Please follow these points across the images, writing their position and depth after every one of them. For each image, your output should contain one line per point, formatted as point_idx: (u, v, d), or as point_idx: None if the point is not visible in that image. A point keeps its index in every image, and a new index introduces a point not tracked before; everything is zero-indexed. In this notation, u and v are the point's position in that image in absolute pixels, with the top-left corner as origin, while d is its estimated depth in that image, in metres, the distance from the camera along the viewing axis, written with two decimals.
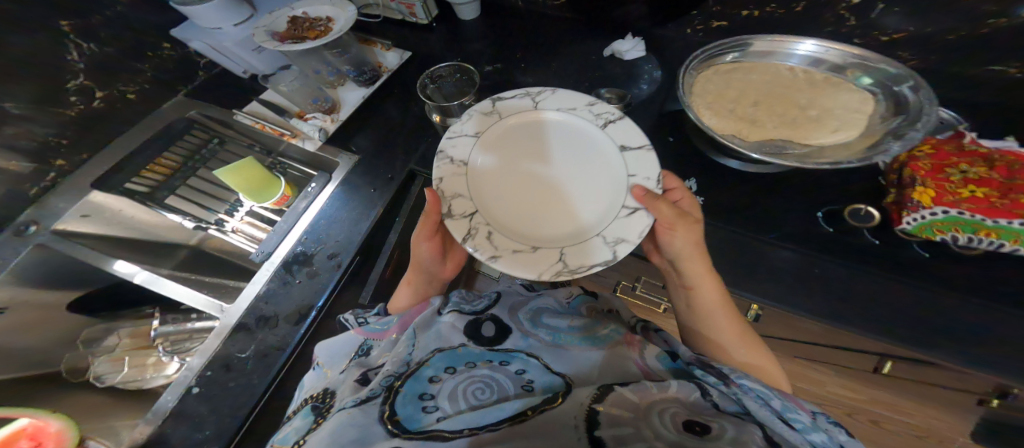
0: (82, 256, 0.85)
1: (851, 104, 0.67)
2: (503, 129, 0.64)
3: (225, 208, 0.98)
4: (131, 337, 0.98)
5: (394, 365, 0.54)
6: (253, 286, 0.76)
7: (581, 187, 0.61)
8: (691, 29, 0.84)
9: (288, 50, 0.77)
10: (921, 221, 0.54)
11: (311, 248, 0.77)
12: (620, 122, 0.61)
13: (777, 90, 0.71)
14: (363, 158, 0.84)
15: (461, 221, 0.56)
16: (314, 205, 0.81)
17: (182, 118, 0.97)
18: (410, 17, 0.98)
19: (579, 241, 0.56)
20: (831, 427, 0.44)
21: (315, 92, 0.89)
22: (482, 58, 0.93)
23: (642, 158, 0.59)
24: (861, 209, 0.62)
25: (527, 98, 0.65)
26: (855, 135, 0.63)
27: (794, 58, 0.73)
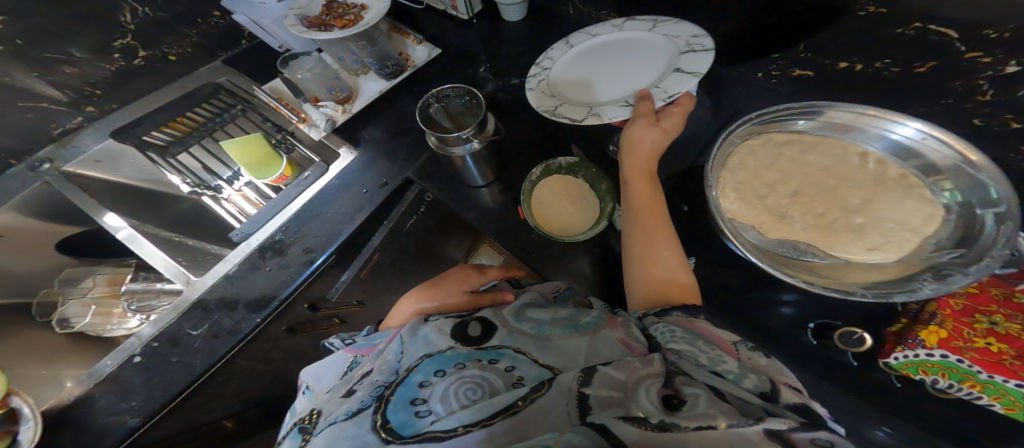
0: (73, 196, 0.83)
1: (911, 218, 0.48)
2: (619, 37, 0.70)
3: (227, 174, 0.93)
4: (106, 282, 0.87)
5: (382, 377, 0.47)
6: (225, 265, 0.72)
7: (626, 84, 0.64)
8: (764, 74, 0.66)
9: (312, 37, 0.74)
10: (909, 356, 0.47)
11: (290, 237, 0.73)
12: (696, 53, 0.59)
13: (821, 178, 0.53)
14: (364, 154, 0.80)
15: (537, 70, 0.70)
16: (304, 195, 0.77)
17: (210, 83, 0.92)
18: (451, 10, 0.91)
19: (578, 105, 0.64)
20: (750, 354, 0.42)
21: (331, 80, 0.84)
22: (520, 61, 0.83)
23: (681, 81, 0.58)
24: (854, 331, 0.51)
25: (649, 23, 0.68)
26: (894, 261, 0.46)
27: (880, 141, 0.52)
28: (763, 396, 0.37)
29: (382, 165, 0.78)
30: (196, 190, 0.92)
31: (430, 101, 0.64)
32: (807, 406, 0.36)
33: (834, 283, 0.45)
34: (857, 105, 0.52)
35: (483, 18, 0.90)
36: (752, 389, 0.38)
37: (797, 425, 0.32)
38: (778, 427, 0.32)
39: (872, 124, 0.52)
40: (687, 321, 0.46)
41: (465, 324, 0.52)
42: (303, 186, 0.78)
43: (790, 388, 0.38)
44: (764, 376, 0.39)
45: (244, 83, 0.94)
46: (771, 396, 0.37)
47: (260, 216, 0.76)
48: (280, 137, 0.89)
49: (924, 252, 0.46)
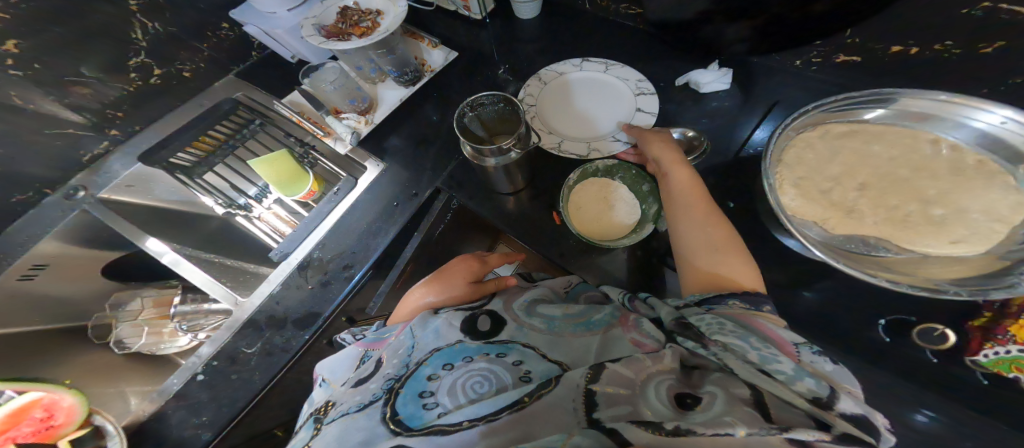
0: (117, 225, 0.86)
1: (997, 207, 0.46)
2: (580, 78, 0.76)
3: (253, 191, 0.96)
4: (153, 304, 0.93)
5: (391, 370, 0.50)
6: (268, 285, 0.75)
7: (602, 118, 0.71)
8: (802, 62, 0.64)
9: (333, 47, 0.76)
10: (1000, 355, 0.45)
11: (328, 255, 0.76)
12: (650, 96, 0.70)
13: (891, 168, 0.51)
14: (390, 167, 0.82)
15: (524, 106, 0.73)
16: (338, 209, 0.80)
17: (229, 99, 0.92)
18: (463, 10, 0.91)
19: (572, 139, 0.70)
20: (816, 359, 0.38)
21: (354, 92, 0.86)
22: (539, 61, 0.83)
23: (643, 118, 0.69)
24: (936, 327, 0.49)
25: (602, 64, 0.76)
26: (982, 253, 0.44)
27: (958, 131, 0.50)
28: (815, 404, 0.33)
29: (409, 177, 0.80)
30: (229, 211, 0.94)
31: (466, 111, 0.62)
32: (870, 422, 0.33)
33: (918, 283, 0.43)
34: (937, 93, 0.50)
35: (497, 17, 0.90)
36: (804, 394, 0.34)
37: (834, 438, 0.30)
38: (805, 440, 0.29)
39: (953, 112, 0.50)
40: (742, 313, 0.43)
41: (473, 319, 0.54)
42: (334, 202, 0.80)
43: (853, 400, 0.34)
44: (824, 382, 0.35)
45: (264, 98, 0.95)
46: (827, 404, 0.33)
47: (294, 233, 0.79)
48: (304, 152, 0.91)
49: (1014, 243, 0.43)
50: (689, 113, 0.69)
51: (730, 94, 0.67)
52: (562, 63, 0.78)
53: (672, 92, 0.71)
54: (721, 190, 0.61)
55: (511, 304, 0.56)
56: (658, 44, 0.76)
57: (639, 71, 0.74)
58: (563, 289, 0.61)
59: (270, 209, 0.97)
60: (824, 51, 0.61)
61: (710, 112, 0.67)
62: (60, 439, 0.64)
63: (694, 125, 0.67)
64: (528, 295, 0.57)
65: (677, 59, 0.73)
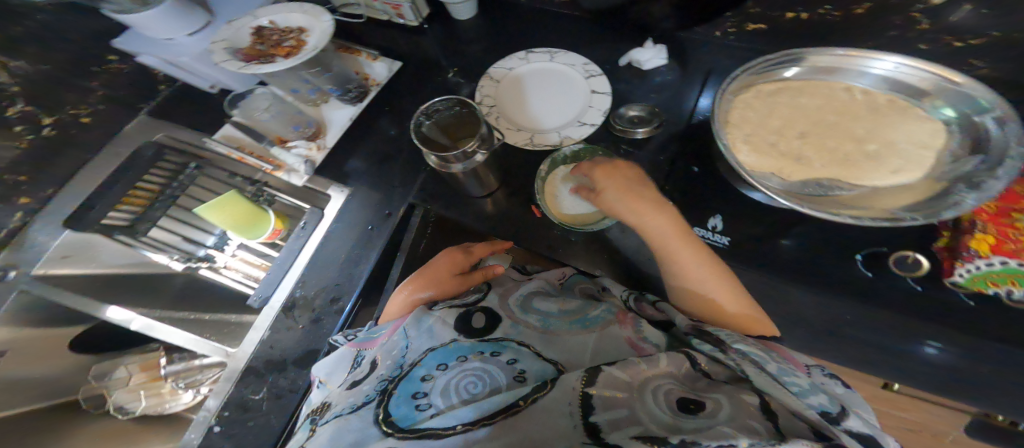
0: (65, 300, 0.82)
1: (918, 135, 0.53)
2: (529, 70, 0.78)
3: (212, 240, 0.93)
4: (141, 369, 0.96)
5: (386, 371, 0.50)
6: (257, 331, 0.76)
7: (562, 105, 0.73)
8: (721, 32, 0.69)
9: (255, 72, 0.68)
10: (975, 273, 0.46)
11: (312, 291, 0.75)
12: (600, 77, 0.72)
13: (824, 116, 0.57)
14: (356, 191, 0.81)
15: (484, 109, 0.75)
16: (310, 242, 0.80)
17: (148, 143, 0.87)
18: (397, 18, 0.91)
19: (539, 132, 0.71)
20: (826, 381, 0.42)
21: (296, 118, 0.84)
22: (486, 60, 0.84)
23: (600, 99, 0.71)
24: (908, 254, 0.51)
25: (547, 54, 0.78)
26: (920, 178, 0.50)
27: (865, 78, 0.57)
28: (822, 415, 0.34)
29: (379, 199, 0.79)
30: (190, 264, 0.91)
31: (421, 120, 0.63)
32: (872, 440, 0.33)
33: (881, 215, 0.47)
34: (835, 49, 0.57)
35: (435, 22, 0.90)
36: (814, 406, 0.35)
37: None
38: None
39: (854, 64, 0.57)
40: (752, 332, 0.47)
41: (469, 315, 0.56)
42: (304, 238, 0.81)
43: (858, 419, 0.35)
44: (834, 400, 0.36)
45: (192, 137, 0.89)
46: (835, 419, 0.34)
47: (269, 277, 0.79)
48: (257, 190, 0.89)
49: (944, 164, 0.50)
50: (636, 91, 0.72)
51: (669, 68, 0.71)
52: (508, 58, 0.80)
53: (617, 72, 0.74)
54: (684, 155, 0.64)
55: (507, 299, 0.59)
56: (595, 28, 0.79)
57: (583, 56, 0.76)
58: (557, 283, 0.66)
59: (237, 255, 0.93)
60: (735, 21, 0.67)
61: (656, 88, 0.71)
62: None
63: (646, 100, 0.70)
64: (524, 289, 0.61)
65: (614, 40, 0.77)
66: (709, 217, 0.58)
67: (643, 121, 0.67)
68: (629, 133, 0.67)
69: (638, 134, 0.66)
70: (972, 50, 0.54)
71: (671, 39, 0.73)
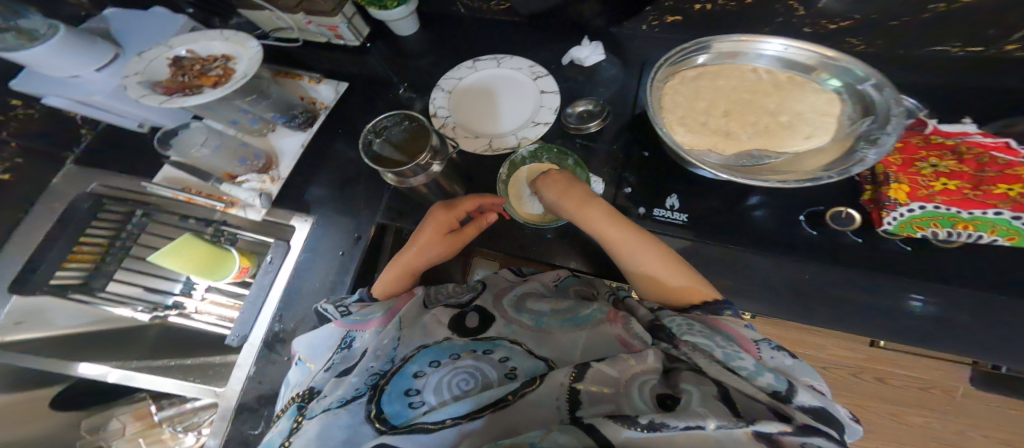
0: (31, 362, 0.76)
1: (820, 105, 0.56)
2: (478, 77, 0.79)
3: (179, 287, 0.92)
4: (134, 418, 1.00)
5: (377, 363, 0.49)
6: (240, 369, 0.73)
7: (514, 108, 0.74)
8: (647, 26, 0.73)
9: (182, 104, 0.65)
10: (900, 219, 0.49)
11: (291, 323, 0.74)
12: (546, 77, 0.74)
13: (739, 96, 0.60)
14: (322, 218, 0.80)
15: (440, 121, 0.76)
16: (280, 277, 0.77)
17: (85, 195, 0.82)
18: (337, 39, 0.89)
19: (496, 137, 0.72)
20: (774, 354, 0.43)
21: (241, 150, 0.80)
22: (435, 73, 0.84)
23: (549, 98, 0.73)
24: (842, 211, 0.55)
25: (493, 60, 0.79)
26: (829, 142, 0.54)
27: (760, 59, 0.61)
28: (773, 395, 0.36)
29: (349, 221, 0.78)
30: (155, 314, 0.89)
31: (371, 138, 0.63)
32: (823, 413, 0.35)
33: (803, 175, 0.51)
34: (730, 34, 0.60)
35: (378, 40, 0.90)
36: (764, 386, 0.37)
37: (795, 430, 0.31)
38: (771, 432, 0.31)
39: (749, 47, 0.60)
40: (711, 318, 0.47)
41: (462, 315, 0.55)
42: (272, 273, 0.78)
43: (810, 393, 0.36)
44: (781, 377, 0.38)
45: (127, 184, 0.84)
46: (785, 397, 0.36)
47: (244, 316, 0.77)
48: (215, 230, 0.87)
49: (844, 128, 0.54)
50: (584, 86, 0.74)
51: (610, 62, 0.74)
52: (456, 68, 0.81)
53: (562, 71, 0.76)
54: (635, 142, 0.66)
55: (501, 298, 0.58)
56: (535, 31, 0.81)
57: (528, 58, 0.78)
58: (552, 283, 0.61)
59: (206, 298, 0.92)
60: (657, 15, 0.70)
61: (600, 82, 0.74)
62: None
63: (594, 95, 0.73)
64: (519, 288, 0.59)
65: (555, 40, 0.79)
66: (667, 197, 0.61)
67: (592, 116, 0.70)
68: (583, 128, 0.69)
69: (590, 128, 0.69)
70: (855, 29, 0.61)
71: (607, 34, 0.76)
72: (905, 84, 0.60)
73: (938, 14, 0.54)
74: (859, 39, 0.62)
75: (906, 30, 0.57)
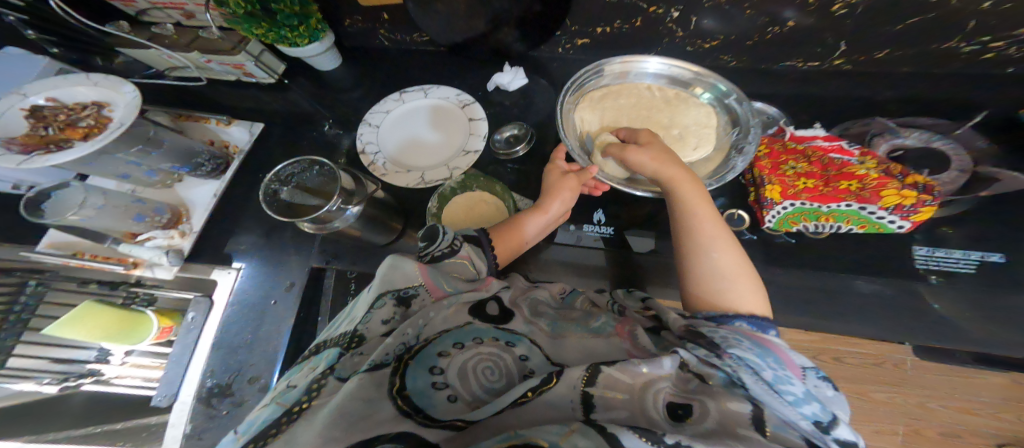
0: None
1: (705, 117, 0.62)
2: (407, 109, 0.78)
3: (94, 354, 0.83)
4: None
5: (411, 332, 0.42)
6: (175, 428, 0.65)
7: (447, 138, 0.75)
8: (561, 48, 0.77)
9: (46, 163, 0.57)
10: (778, 215, 0.55)
11: (225, 377, 0.66)
12: (472, 104, 0.75)
13: (637, 112, 0.64)
14: (250, 264, 0.73)
15: (369, 157, 0.74)
16: (206, 332, 0.71)
17: None
18: (248, 78, 0.85)
19: (430, 168, 0.72)
20: (819, 383, 0.38)
21: (135, 208, 0.71)
22: (363, 106, 0.82)
23: (477, 126, 0.74)
24: (734, 213, 0.61)
25: (419, 91, 0.79)
26: (712, 152, 0.61)
27: (648, 77, 0.66)
28: (815, 426, 0.35)
29: (281, 266, 0.72)
30: (67, 383, 0.81)
31: (277, 187, 0.59)
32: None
33: None
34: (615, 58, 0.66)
35: (298, 76, 0.87)
36: (807, 416, 0.35)
37: None
38: None
39: (635, 67, 0.66)
40: (753, 333, 0.42)
41: (481, 302, 0.47)
42: (196, 329, 0.71)
43: (850, 428, 0.35)
44: (827, 408, 0.36)
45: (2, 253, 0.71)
46: (827, 428, 0.35)
47: (170, 375, 0.72)
48: (126, 293, 0.78)
49: (725, 137, 0.61)
50: (509, 109, 0.76)
51: (530, 86, 0.77)
52: (382, 101, 0.80)
53: (488, 97, 0.78)
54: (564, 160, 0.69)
55: (516, 295, 0.52)
56: (456, 60, 0.82)
57: (453, 87, 0.79)
58: (558, 296, 0.57)
59: (127, 362, 0.85)
60: (567, 38, 0.75)
61: (524, 106, 0.76)
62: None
63: (522, 118, 0.75)
64: (533, 292, 0.54)
65: (476, 67, 0.81)
66: (592, 215, 0.64)
67: (518, 140, 0.72)
68: (510, 153, 0.71)
69: (518, 152, 0.71)
70: (722, 47, 0.68)
71: (524, 59, 0.79)
72: (787, 88, 0.68)
73: (792, 31, 0.62)
74: (731, 55, 0.69)
75: (774, 42, 0.65)
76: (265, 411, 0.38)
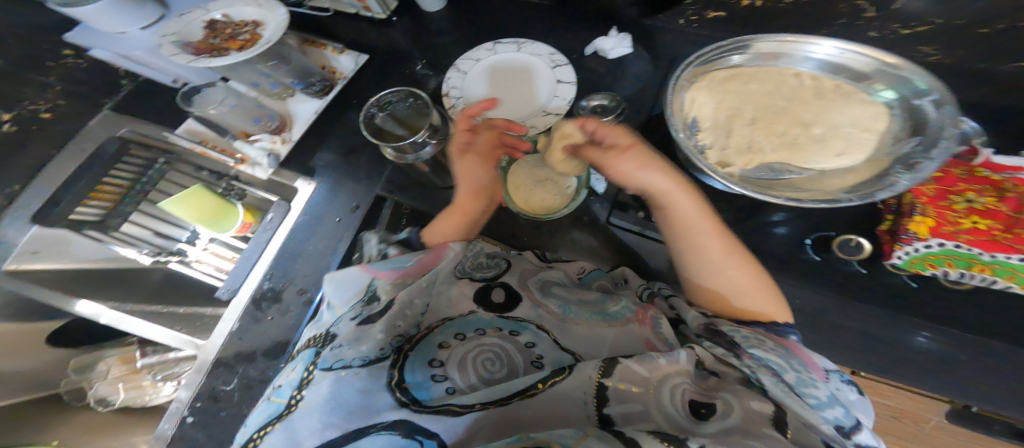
0: (36, 294, 0.75)
1: (863, 118, 0.52)
2: (497, 59, 0.76)
3: (186, 235, 0.90)
4: (121, 362, 0.91)
5: (405, 324, 0.45)
6: (225, 323, 0.73)
7: (529, 96, 0.72)
8: (684, 20, 0.69)
9: (208, 66, 0.64)
10: (913, 254, 0.48)
11: (280, 283, 0.73)
12: (565, 67, 0.72)
13: (774, 100, 0.56)
14: (325, 182, 0.78)
15: (450, 101, 0.74)
16: (277, 236, 0.78)
17: (112, 138, 0.81)
18: (364, 11, 0.86)
19: (509, 122, 0.71)
20: (841, 386, 0.43)
21: (255, 110, 0.78)
22: (458, 50, 0.82)
23: (565, 90, 0.71)
24: (852, 239, 0.54)
25: (514, 44, 0.76)
26: (863, 161, 0.50)
27: (809, 62, 0.57)
28: (836, 430, 0.36)
29: (350, 189, 0.77)
30: (159, 258, 0.87)
31: (375, 112, 0.66)
32: None
33: (819, 195, 0.48)
34: (776, 34, 0.56)
35: (403, 14, 0.87)
36: (829, 421, 0.37)
37: None
38: None
39: (795, 49, 0.57)
40: (780, 339, 0.45)
41: (486, 290, 0.53)
42: (271, 230, 0.79)
43: (873, 436, 0.37)
44: (849, 413, 0.38)
45: (151, 132, 0.82)
46: (849, 433, 0.36)
47: (238, 269, 0.79)
48: (225, 185, 0.84)
49: (886, 147, 0.50)
50: (605, 79, 0.72)
51: (635, 58, 0.72)
52: (475, 47, 0.79)
53: (582, 61, 0.74)
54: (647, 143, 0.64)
55: (526, 278, 0.56)
56: (560, 17, 0.78)
57: (550, 45, 0.75)
58: (574, 276, 0.60)
59: (208, 248, 0.90)
60: (696, 9, 0.67)
61: (623, 78, 0.71)
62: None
63: (615, 89, 0.71)
64: (543, 274, 0.57)
65: (582, 29, 0.76)
66: None
67: (606, 111, 0.68)
68: None
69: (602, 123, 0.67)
70: (926, 35, 0.55)
71: (636, 27, 0.73)
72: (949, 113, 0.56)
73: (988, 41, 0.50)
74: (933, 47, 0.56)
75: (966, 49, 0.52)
76: (264, 407, 0.42)
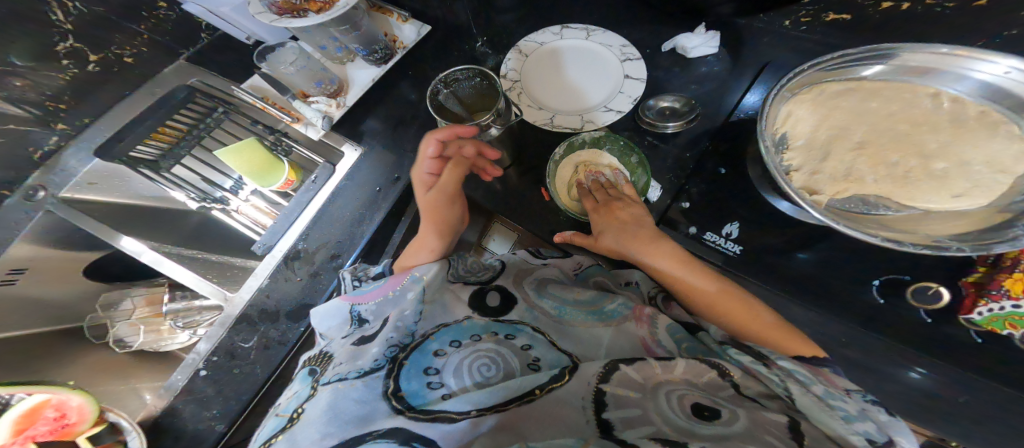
0: (83, 224, 0.79)
1: (998, 157, 0.47)
2: (563, 45, 0.74)
3: (229, 184, 0.89)
4: (145, 303, 0.90)
5: (399, 334, 0.47)
6: (256, 279, 0.73)
7: (592, 87, 0.70)
8: (791, 21, 0.63)
9: (287, 26, 0.64)
10: (995, 312, 0.47)
11: (314, 245, 0.74)
12: (636, 61, 0.69)
13: (893, 123, 0.51)
14: (369, 152, 0.78)
15: (509, 83, 0.72)
16: (318, 197, 0.77)
17: (182, 86, 0.84)
18: None
19: (569, 112, 0.69)
20: (867, 406, 0.38)
21: (319, 73, 0.77)
22: (522, 32, 0.80)
23: (631, 86, 0.68)
24: (930, 287, 0.50)
25: (583, 31, 0.74)
26: (983, 206, 0.45)
27: (963, 82, 0.50)
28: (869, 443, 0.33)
29: (393, 161, 0.77)
30: (202, 204, 0.88)
31: (440, 87, 0.65)
32: None
33: (918, 239, 0.44)
34: (938, 46, 0.49)
35: None
36: (859, 432, 0.34)
37: None
38: None
39: (954, 64, 0.49)
40: (816, 367, 0.43)
41: (482, 292, 0.54)
42: (313, 191, 0.78)
43: None
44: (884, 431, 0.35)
45: (219, 83, 0.86)
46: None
47: (276, 226, 0.77)
48: (275, 140, 0.86)
49: (1016, 194, 0.45)
50: (672, 81, 0.69)
51: (712, 62, 0.68)
52: (541, 30, 0.76)
53: (655, 58, 0.71)
54: (713, 155, 0.61)
55: (522, 278, 0.56)
56: (638, 8, 0.74)
57: (621, 36, 0.72)
58: (573, 272, 0.61)
59: (249, 201, 0.90)
60: (812, 10, 0.60)
61: (694, 83, 0.67)
62: (80, 436, 0.65)
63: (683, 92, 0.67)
64: (539, 273, 0.58)
65: (658, 25, 0.72)
66: (726, 224, 0.57)
67: (674, 114, 0.65)
68: (659, 126, 0.64)
69: (668, 128, 0.64)
70: None
71: (725, 26, 0.68)
72: None
73: None
74: None
75: None
76: (274, 421, 0.43)
